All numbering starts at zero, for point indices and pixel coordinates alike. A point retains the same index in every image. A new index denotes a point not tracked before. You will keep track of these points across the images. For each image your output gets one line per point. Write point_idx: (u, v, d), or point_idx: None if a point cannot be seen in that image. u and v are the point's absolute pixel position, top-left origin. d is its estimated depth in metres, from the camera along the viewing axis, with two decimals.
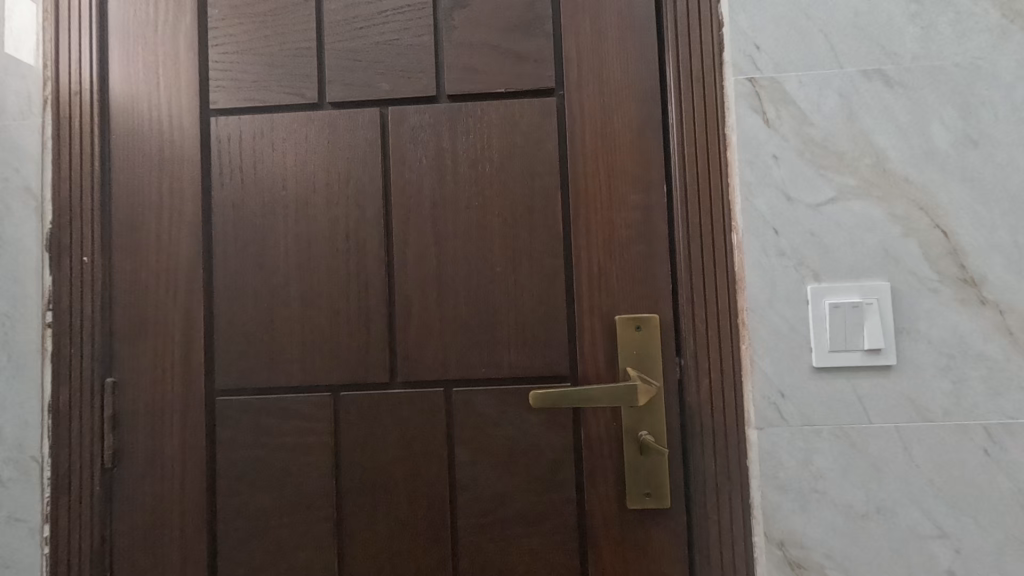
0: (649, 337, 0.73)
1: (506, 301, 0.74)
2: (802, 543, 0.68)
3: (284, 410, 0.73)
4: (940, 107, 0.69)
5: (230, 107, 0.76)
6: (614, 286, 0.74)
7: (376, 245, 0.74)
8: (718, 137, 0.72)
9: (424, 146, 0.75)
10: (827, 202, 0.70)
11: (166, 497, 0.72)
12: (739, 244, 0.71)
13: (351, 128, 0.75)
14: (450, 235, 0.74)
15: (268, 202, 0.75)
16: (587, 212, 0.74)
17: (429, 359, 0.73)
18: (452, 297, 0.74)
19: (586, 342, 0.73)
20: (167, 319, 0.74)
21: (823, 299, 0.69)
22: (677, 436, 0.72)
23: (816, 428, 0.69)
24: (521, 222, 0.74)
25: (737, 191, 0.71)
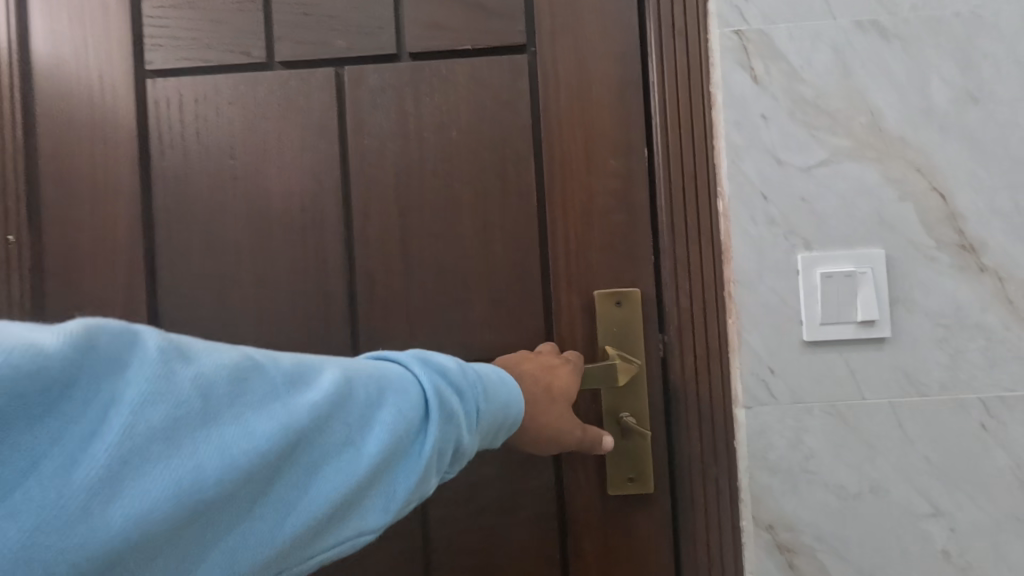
0: (631, 314, 0.68)
1: (479, 277, 0.68)
2: (792, 526, 0.65)
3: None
4: (938, 61, 0.65)
5: (167, 67, 0.69)
6: (593, 260, 0.69)
7: (334, 219, 0.68)
8: (703, 97, 0.67)
9: (386, 110, 0.68)
10: (819, 166, 0.65)
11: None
12: (725, 212, 0.66)
13: (304, 90, 0.69)
14: (417, 207, 0.68)
15: (214, 173, 0.68)
16: (564, 181, 0.68)
17: (395, 342, 0.68)
18: (420, 274, 0.68)
19: (564, 320, 0.69)
20: (107, 303, 0.68)
21: (815, 270, 0.65)
22: (660, 417, 0.68)
23: (807, 406, 0.65)
24: (493, 192, 0.68)
25: (724, 154, 0.66)
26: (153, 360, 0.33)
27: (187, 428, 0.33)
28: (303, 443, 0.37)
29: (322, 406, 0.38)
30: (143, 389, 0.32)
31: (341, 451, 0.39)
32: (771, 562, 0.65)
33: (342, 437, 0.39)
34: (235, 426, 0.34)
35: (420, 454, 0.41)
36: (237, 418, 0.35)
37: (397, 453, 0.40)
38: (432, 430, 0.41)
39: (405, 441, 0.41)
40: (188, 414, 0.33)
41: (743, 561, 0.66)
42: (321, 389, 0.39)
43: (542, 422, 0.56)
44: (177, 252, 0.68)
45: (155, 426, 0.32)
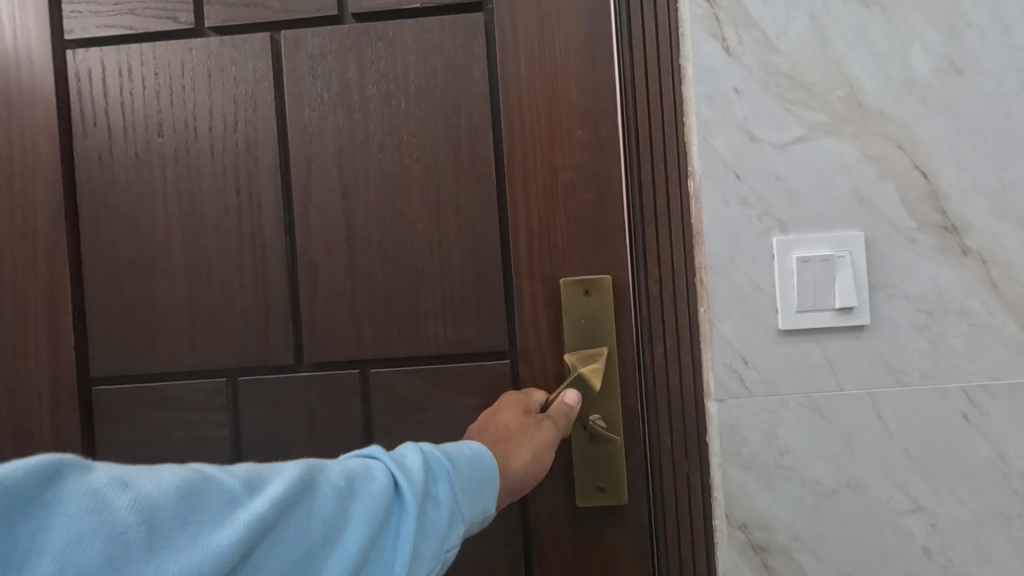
0: (602, 303, 0.64)
1: (434, 265, 0.64)
2: (767, 524, 0.62)
3: (176, 400, 0.66)
4: (921, 30, 0.61)
5: (91, 37, 0.65)
6: (558, 245, 0.64)
7: (271, 202, 0.65)
8: (672, 69, 0.62)
9: (332, 85, 0.64)
10: (794, 142, 0.61)
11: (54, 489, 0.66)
12: (696, 193, 0.62)
13: (239, 59, 0.64)
14: (367, 190, 0.64)
15: (141, 153, 0.65)
16: (527, 160, 0.64)
17: (341, 335, 0.65)
18: (372, 262, 0.64)
19: (526, 310, 0.64)
20: (28, 294, 0.66)
21: (790, 253, 0.61)
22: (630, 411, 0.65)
23: (783, 398, 0.61)
24: (447, 173, 0.64)
25: (693, 130, 0.62)
26: (83, 493, 0.30)
27: (134, 561, 0.29)
28: (283, 545, 0.34)
29: (270, 520, 0.33)
30: (76, 532, 0.29)
31: (320, 550, 0.35)
32: (743, 563, 0.62)
33: (319, 538, 0.35)
34: (189, 548, 0.31)
35: (398, 543, 0.36)
36: (192, 535, 0.31)
37: (382, 541, 0.36)
38: (407, 509, 0.37)
39: (381, 524, 0.37)
40: (131, 543, 0.30)
41: (716, 562, 0.62)
42: (284, 484, 0.35)
43: (515, 465, 0.51)
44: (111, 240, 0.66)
45: (94, 562, 0.29)
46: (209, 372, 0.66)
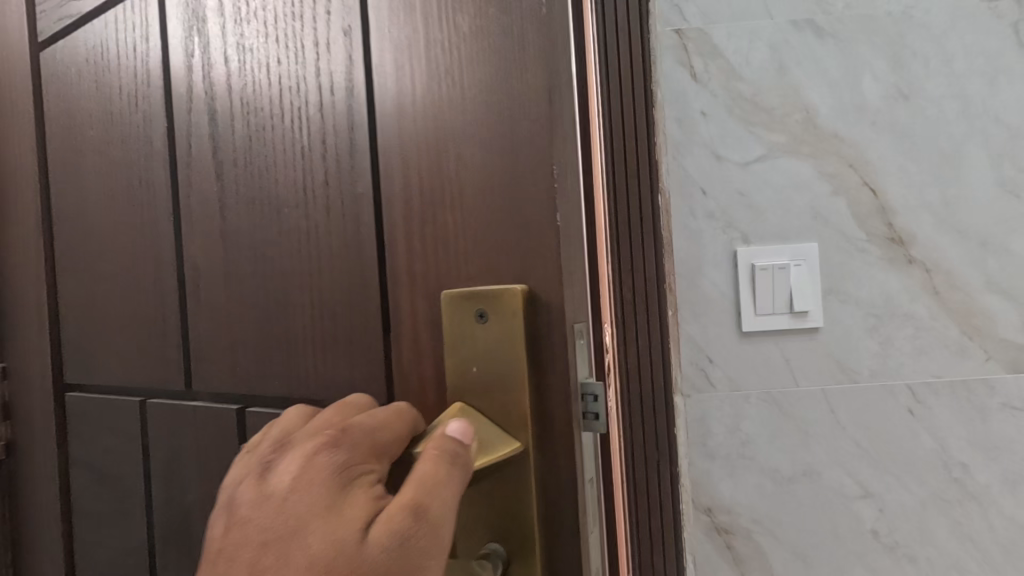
0: (499, 338, 0.35)
1: (296, 290, 0.43)
2: (730, 508, 0.68)
3: (106, 422, 0.61)
4: (871, 59, 0.67)
5: (52, 34, 0.64)
6: (453, 257, 0.36)
7: (164, 187, 0.53)
8: (645, 92, 0.67)
9: (233, 59, 0.45)
10: (756, 160, 0.68)
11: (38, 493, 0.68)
12: (667, 207, 0.68)
13: (140, 2, 0.54)
14: (235, 200, 0.46)
15: (74, 142, 0.61)
16: (403, 124, 0.37)
17: (220, 361, 0.49)
18: (268, 268, 0.44)
19: (408, 342, 0.38)
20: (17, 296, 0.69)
21: (752, 263, 0.67)
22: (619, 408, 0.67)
23: (744, 394, 0.68)
24: (302, 166, 0.42)
25: (664, 149, 0.68)
26: None
27: None
28: None
29: None
30: None
31: None
32: (708, 543, 0.69)
33: None
34: None
35: None
36: None
37: None
38: None
39: None
40: None
41: (684, 544, 0.68)
42: None
43: None
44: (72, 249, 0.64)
45: None
46: (134, 391, 0.58)
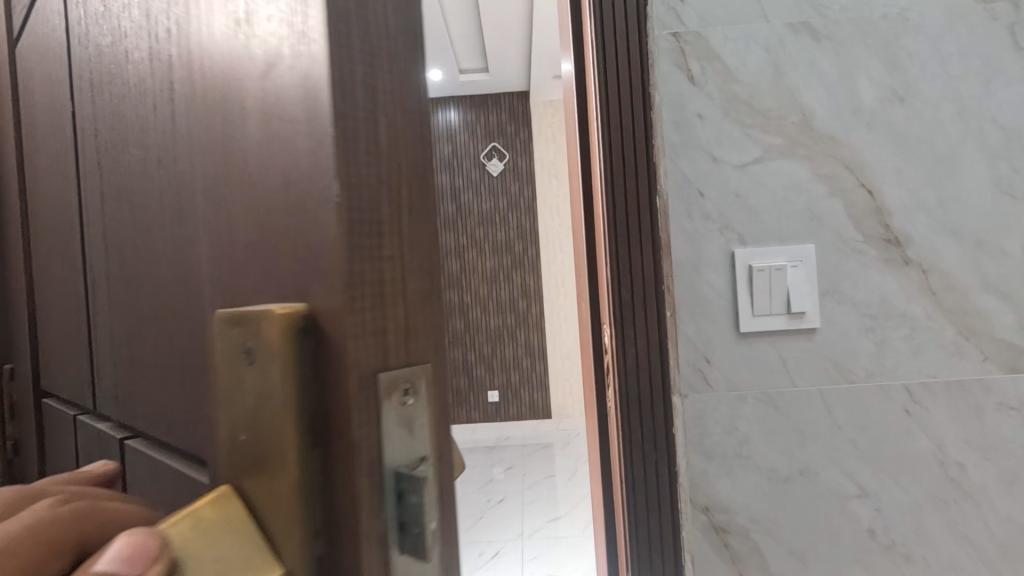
0: (259, 394, 0.21)
1: (164, 320, 0.33)
2: (727, 508, 0.69)
3: (59, 431, 0.59)
4: (867, 61, 0.67)
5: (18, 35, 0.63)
6: (206, 296, 0.28)
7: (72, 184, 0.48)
8: (643, 96, 0.69)
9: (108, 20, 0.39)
10: (752, 162, 0.68)
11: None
12: (665, 208, 0.69)
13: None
14: (116, 229, 0.40)
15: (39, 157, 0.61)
16: (190, 124, 0.28)
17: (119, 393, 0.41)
18: (136, 278, 0.36)
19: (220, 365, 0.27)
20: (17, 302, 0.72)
21: (749, 264, 0.67)
22: (622, 405, 0.69)
23: (741, 394, 0.68)
24: (156, 188, 0.32)
25: (661, 151, 0.69)
26: None
27: None
28: None
29: None
30: None
31: None
32: (705, 542, 0.69)
33: None
34: None
35: None
36: None
37: None
38: None
39: None
40: None
41: (681, 543, 0.69)
42: None
43: None
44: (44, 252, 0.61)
45: None
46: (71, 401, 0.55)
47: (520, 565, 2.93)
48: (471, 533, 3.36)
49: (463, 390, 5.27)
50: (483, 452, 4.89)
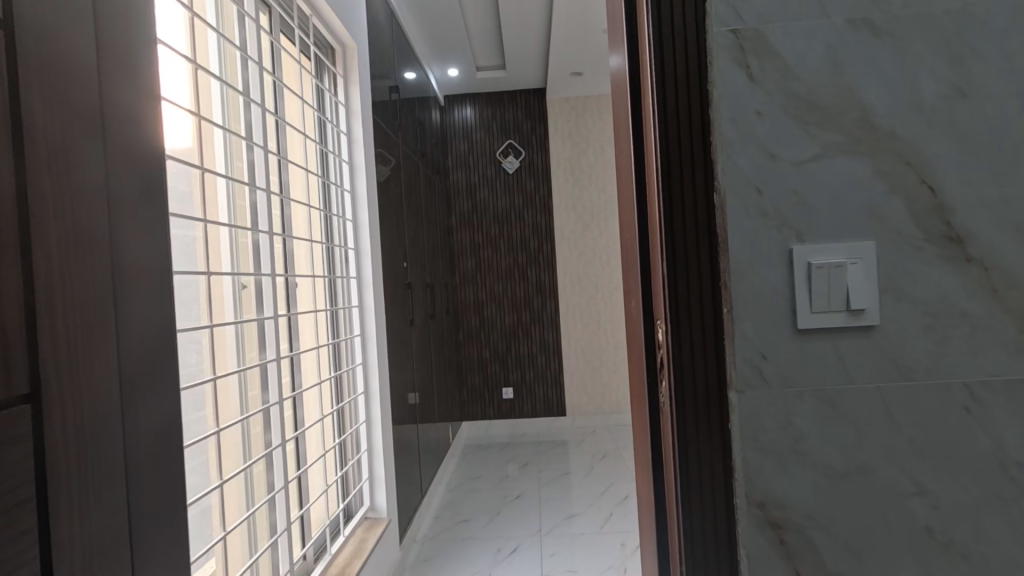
0: None
1: None
2: (782, 504, 0.69)
3: None
4: (929, 57, 0.67)
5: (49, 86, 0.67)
6: None
7: None
8: (701, 93, 0.69)
9: None
10: (810, 159, 0.68)
11: (162, 451, 0.79)
12: (723, 205, 0.69)
13: None
14: None
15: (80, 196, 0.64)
16: None
17: None
18: None
19: None
20: None
21: (807, 260, 0.67)
22: (676, 401, 0.69)
23: (797, 390, 0.68)
24: None
25: (718, 148, 0.69)
26: None
27: None
28: None
29: None
30: None
31: None
32: (760, 538, 0.69)
33: None
34: None
35: None
36: None
37: None
38: None
39: None
40: None
41: (734, 538, 0.69)
42: None
43: None
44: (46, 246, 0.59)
45: None
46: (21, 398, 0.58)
47: (539, 561, 2.94)
48: (489, 528, 3.38)
49: (478, 387, 5.30)
50: (498, 449, 4.91)
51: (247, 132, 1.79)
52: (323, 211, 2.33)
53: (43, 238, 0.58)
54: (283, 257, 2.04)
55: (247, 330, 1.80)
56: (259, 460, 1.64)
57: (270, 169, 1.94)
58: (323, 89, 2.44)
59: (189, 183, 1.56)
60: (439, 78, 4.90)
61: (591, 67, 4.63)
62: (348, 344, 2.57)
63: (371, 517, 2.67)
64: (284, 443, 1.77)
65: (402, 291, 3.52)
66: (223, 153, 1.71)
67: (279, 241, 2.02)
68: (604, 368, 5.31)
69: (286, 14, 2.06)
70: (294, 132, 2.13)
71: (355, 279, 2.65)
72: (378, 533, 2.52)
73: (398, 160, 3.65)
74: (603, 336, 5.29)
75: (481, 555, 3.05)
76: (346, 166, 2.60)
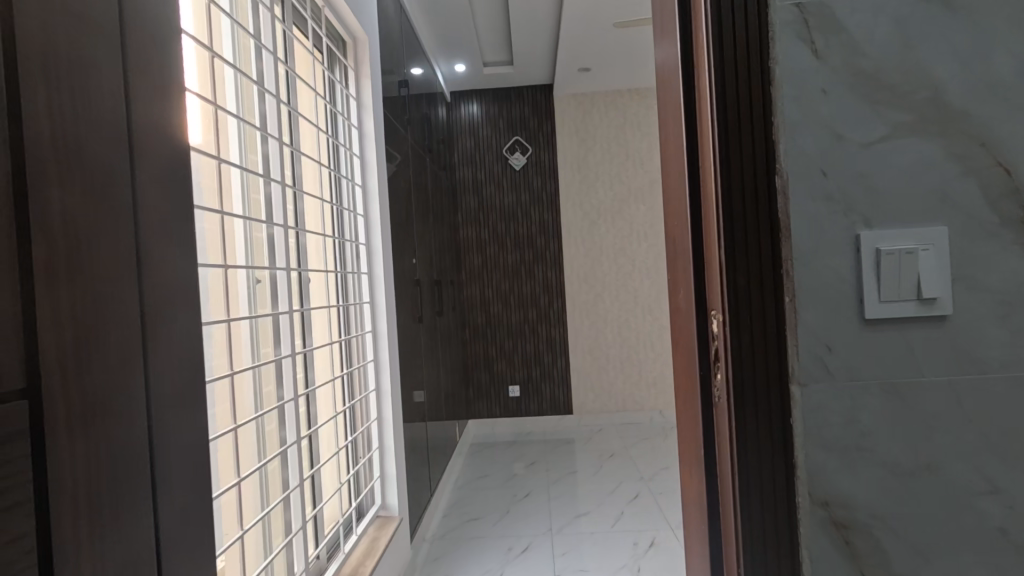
0: None
1: None
2: (847, 503, 0.65)
3: None
4: (1006, 32, 0.63)
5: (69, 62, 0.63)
6: None
7: None
8: (763, 71, 0.65)
9: None
10: (878, 140, 0.65)
11: (189, 447, 0.76)
12: (786, 189, 0.65)
13: None
14: None
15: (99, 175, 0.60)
16: None
17: None
18: None
19: None
20: None
21: (876, 247, 0.64)
22: (735, 394, 0.66)
23: (864, 384, 0.65)
24: None
25: (780, 129, 0.65)
26: None
27: None
28: None
29: None
30: None
31: None
32: (824, 539, 0.65)
33: None
34: None
35: None
36: None
37: None
38: None
39: None
40: None
41: (796, 538, 0.66)
42: None
43: None
44: (50, 231, 0.54)
45: None
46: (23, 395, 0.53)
47: (551, 561, 2.91)
48: (499, 527, 3.35)
49: (484, 384, 5.27)
50: (504, 447, 4.89)
51: (262, 122, 1.76)
52: (334, 204, 2.30)
53: (45, 218, 0.53)
54: (297, 251, 2.01)
55: (261, 325, 1.77)
56: (274, 457, 1.60)
57: (284, 160, 1.91)
58: (334, 81, 2.40)
59: (204, 174, 1.53)
60: (446, 74, 4.87)
61: (599, 63, 4.59)
62: (359, 340, 2.54)
63: (382, 516, 2.65)
64: (298, 441, 1.74)
65: (411, 288, 3.49)
66: (237, 143, 1.69)
67: (292, 235, 1.99)
68: (611, 366, 5.27)
69: (299, 4, 2.02)
70: (307, 123, 2.10)
71: (367, 275, 2.62)
72: (390, 533, 2.49)
73: (406, 156, 3.61)
74: (610, 334, 5.25)
75: (491, 554, 3.02)
76: (357, 160, 2.57)
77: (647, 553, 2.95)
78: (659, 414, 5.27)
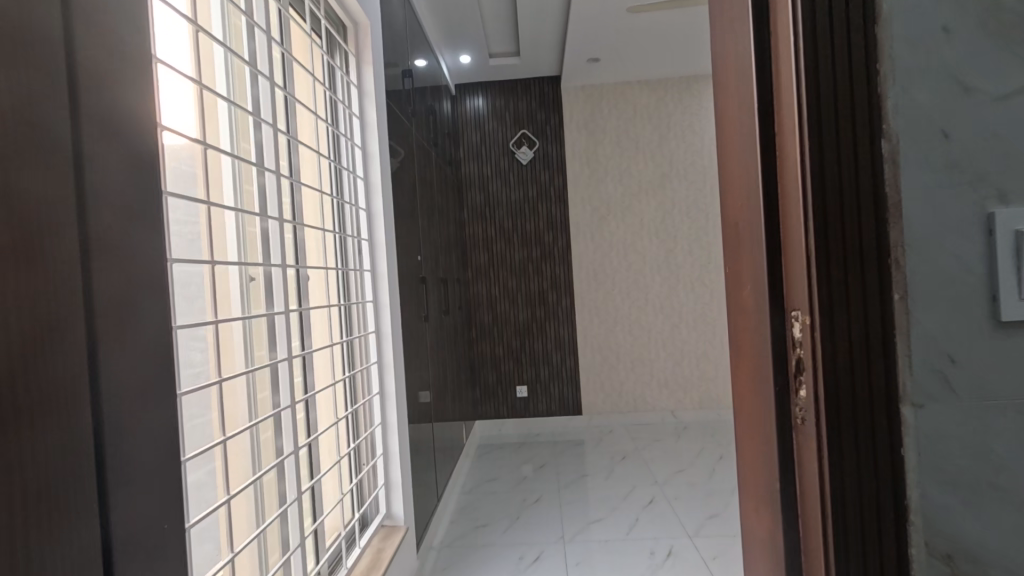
0: None
1: None
2: (975, 555, 0.52)
3: None
4: None
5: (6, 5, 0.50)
6: None
7: None
8: (865, 5, 0.51)
9: None
10: (1014, 91, 0.51)
11: (155, 477, 0.62)
12: (896, 155, 0.51)
13: None
14: None
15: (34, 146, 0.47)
16: None
17: None
18: None
19: None
20: None
21: (1013, 228, 0.51)
22: (829, 415, 0.52)
23: (996, 402, 0.52)
24: None
25: (886, 78, 0.51)
26: None
27: None
28: None
29: None
30: None
31: None
32: None
33: None
34: None
35: None
36: None
37: None
38: None
39: None
40: None
41: None
42: None
43: None
44: None
45: None
46: None
47: (564, 570, 2.78)
48: (509, 534, 3.22)
49: (491, 385, 5.14)
50: (513, 449, 4.75)
51: (255, 107, 1.64)
52: (335, 197, 2.18)
53: None
54: (293, 248, 1.89)
55: (255, 326, 1.65)
56: (270, 470, 1.48)
57: (280, 150, 1.79)
58: (334, 67, 2.28)
59: (192, 162, 1.40)
60: (451, 66, 4.73)
61: (609, 53, 4.44)
62: (362, 341, 2.42)
63: (387, 525, 2.52)
64: (296, 451, 1.62)
65: (416, 286, 3.36)
66: (228, 129, 1.58)
67: (288, 230, 1.87)
68: (621, 365, 5.13)
69: None
70: (305, 111, 1.98)
71: (369, 272, 2.49)
72: (396, 543, 2.36)
73: (411, 149, 3.48)
74: (621, 332, 5.11)
75: (502, 564, 2.89)
76: (359, 151, 2.44)
77: (666, 563, 2.81)
78: (671, 415, 5.12)
